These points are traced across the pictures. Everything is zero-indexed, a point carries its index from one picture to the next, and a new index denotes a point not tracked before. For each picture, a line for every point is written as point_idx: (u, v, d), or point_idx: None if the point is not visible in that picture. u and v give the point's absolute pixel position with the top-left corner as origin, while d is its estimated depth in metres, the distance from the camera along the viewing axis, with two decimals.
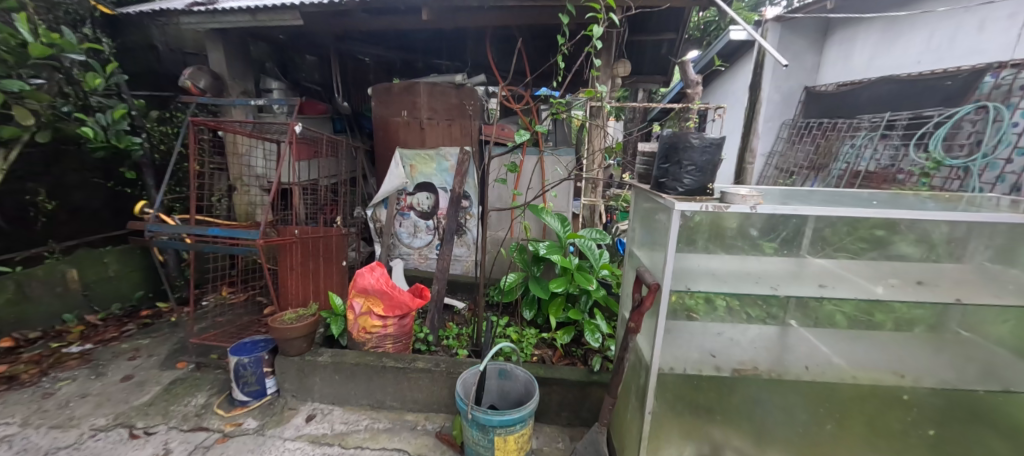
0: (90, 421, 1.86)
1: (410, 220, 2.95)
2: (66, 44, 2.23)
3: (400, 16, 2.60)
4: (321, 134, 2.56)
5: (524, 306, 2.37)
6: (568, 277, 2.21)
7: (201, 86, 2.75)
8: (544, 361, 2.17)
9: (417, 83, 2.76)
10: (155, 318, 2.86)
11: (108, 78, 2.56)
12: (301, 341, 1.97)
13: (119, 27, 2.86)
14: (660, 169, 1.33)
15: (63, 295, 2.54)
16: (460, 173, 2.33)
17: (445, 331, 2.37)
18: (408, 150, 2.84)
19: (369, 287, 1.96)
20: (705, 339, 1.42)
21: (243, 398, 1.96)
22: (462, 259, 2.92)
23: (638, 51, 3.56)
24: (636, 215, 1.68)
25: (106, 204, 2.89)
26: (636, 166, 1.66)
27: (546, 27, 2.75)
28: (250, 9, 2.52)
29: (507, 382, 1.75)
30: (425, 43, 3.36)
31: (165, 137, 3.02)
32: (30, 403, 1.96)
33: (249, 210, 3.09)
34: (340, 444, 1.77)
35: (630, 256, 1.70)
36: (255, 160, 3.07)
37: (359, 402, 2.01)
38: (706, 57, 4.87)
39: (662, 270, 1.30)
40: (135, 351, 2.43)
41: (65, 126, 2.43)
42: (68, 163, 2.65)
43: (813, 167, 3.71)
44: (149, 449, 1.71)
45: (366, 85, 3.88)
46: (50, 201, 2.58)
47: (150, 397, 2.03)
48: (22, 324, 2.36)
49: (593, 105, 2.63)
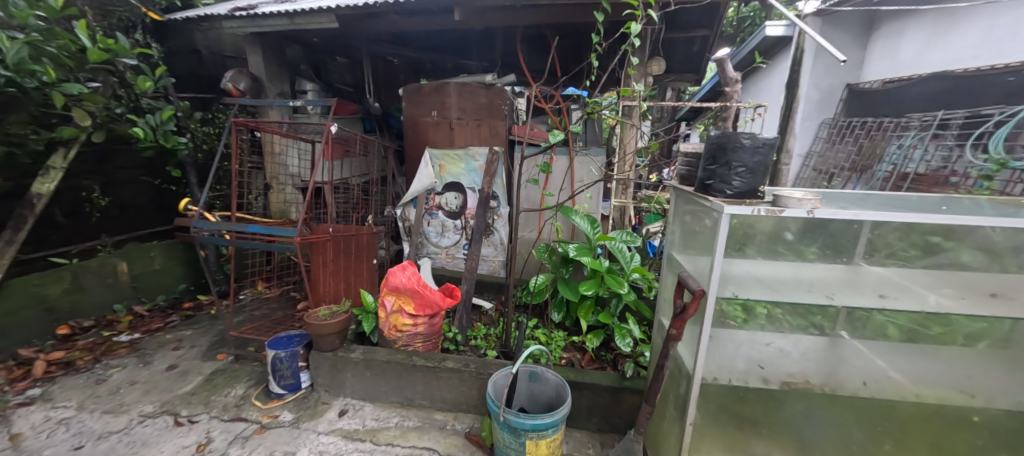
0: (139, 407, 1.96)
1: (438, 219, 2.97)
2: (119, 49, 2.36)
3: (431, 17, 2.62)
4: (355, 133, 2.61)
5: (553, 308, 2.35)
6: (597, 280, 2.18)
7: (241, 87, 2.89)
8: (572, 364, 2.15)
9: (446, 82, 2.77)
10: (196, 310, 2.99)
11: (157, 81, 2.70)
12: (334, 337, 2.02)
13: (167, 32, 3.00)
14: (705, 170, 1.28)
15: (114, 286, 2.69)
16: (489, 172, 2.33)
17: (474, 332, 2.38)
18: (437, 150, 2.86)
19: (401, 285, 2.00)
20: (751, 349, 1.36)
21: (279, 390, 2.01)
22: (489, 259, 2.92)
23: (670, 48, 3.46)
24: (676, 217, 1.62)
25: (153, 200, 3.04)
26: (677, 166, 1.61)
27: (578, 25, 2.71)
28: (288, 12, 2.59)
29: (537, 384, 1.74)
30: (454, 43, 3.37)
31: (208, 138, 3.16)
32: (85, 388, 2.09)
33: (284, 207, 3.18)
34: (372, 440, 1.79)
35: (669, 259, 1.65)
36: (290, 159, 3.16)
37: (390, 399, 2.04)
38: (742, 52, 4.68)
39: (707, 276, 1.26)
40: (178, 342, 2.54)
41: (118, 127, 2.58)
42: (119, 162, 2.80)
43: (855, 169, 3.51)
44: (193, 436, 1.79)
45: (396, 86, 3.93)
46: (103, 197, 2.74)
47: (192, 386, 2.12)
48: (78, 313, 2.52)
49: (626, 105, 2.57)
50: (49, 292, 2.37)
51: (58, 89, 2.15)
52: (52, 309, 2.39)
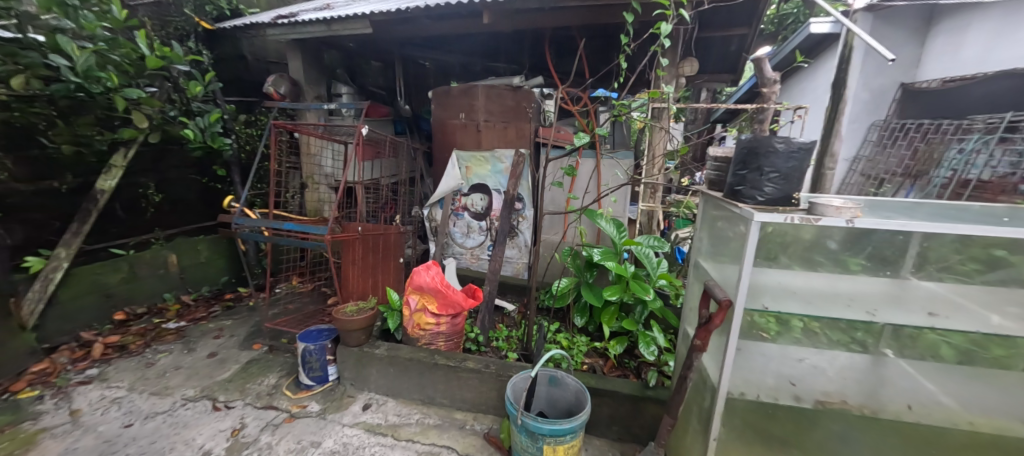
0: (182, 391, 2.09)
1: (464, 220, 3.00)
2: (173, 56, 2.55)
3: (461, 20, 2.67)
4: (385, 135, 2.69)
5: (576, 312, 2.33)
6: (622, 286, 2.14)
7: (281, 91, 3.05)
8: (594, 370, 2.11)
9: (475, 85, 2.80)
10: (236, 301, 3.17)
11: (207, 85, 2.89)
12: (360, 333, 2.08)
13: (217, 40, 3.21)
14: (735, 176, 1.24)
15: (165, 276, 2.90)
16: (515, 174, 2.33)
17: (495, 333, 2.39)
18: (464, 151, 2.90)
19: (425, 285, 2.03)
20: (782, 364, 1.30)
21: (308, 382, 2.10)
22: (513, 261, 2.93)
23: (705, 48, 3.35)
24: (704, 223, 1.57)
25: (201, 197, 3.26)
26: (706, 171, 1.57)
27: (608, 26, 2.67)
28: (326, 19, 2.71)
29: (557, 389, 1.73)
30: (484, 46, 3.40)
31: (251, 139, 3.35)
32: (137, 370, 2.26)
33: (318, 206, 3.32)
34: (393, 435, 1.84)
35: (695, 267, 1.60)
36: (325, 159, 3.30)
37: (412, 396, 2.07)
38: (783, 51, 4.47)
39: (735, 286, 1.21)
40: (219, 331, 2.70)
41: (172, 128, 2.78)
42: (172, 162, 3.02)
43: (909, 174, 3.28)
44: (229, 421, 1.90)
45: (426, 89, 4.01)
46: (156, 193, 2.94)
47: (230, 373, 2.24)
48: (132, 300, 2.73)
49: (656, 107, 2.50)
50: (108, 280, 2.59)
51: (121, 94, 2.36)
52: (110, 296, 2.61)
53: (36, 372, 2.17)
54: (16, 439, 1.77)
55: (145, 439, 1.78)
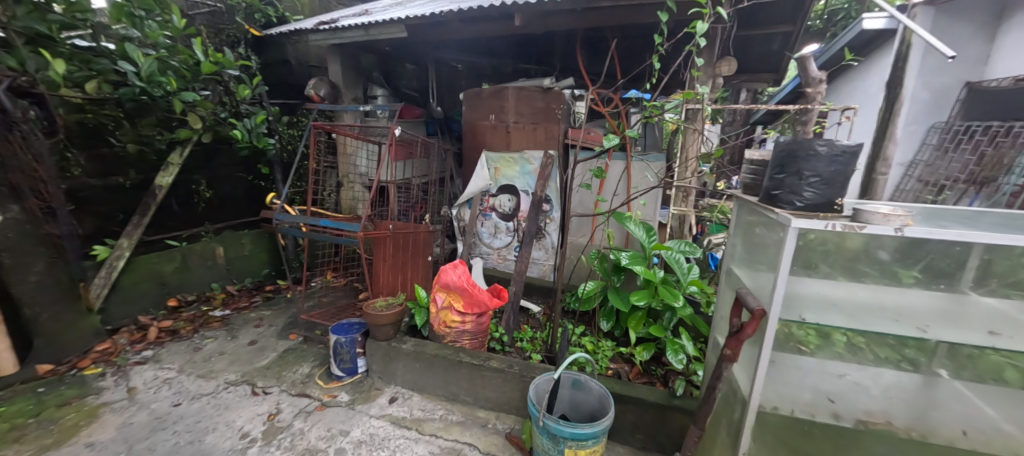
0: (225, 375, 2.24)
1: (491, 220, 3.03)
2: (225, 62, 2.74)
3: (492, 23, 2.70)
4: (416, 136, 2.77)
5: (601, 316, 2.29)
6: (650, 291, 2.09)
7: (321, 94, 3.21)
8: (619, 376, 2.07)
9: (505, 87, 2.82)
10: (275, 292, 3.34)
11: (255, 89, 3.08)
12: (388, 328, 2.15)
13: (264, 46, 3.42)
14: (772, 180, 1.19)
15: (213, 267, 3.11)
16: (543, 176, 2.33)
17: (520, 334, 2.40)
18: (493, 153, 2.92)
19: (452, 283, 2.07)
20: (820, 379, 1.24)
21: (339, 373, 2.18)
22: (540, 262, 2.92)
23: (745, 47, 3.21)
24: (738, 229, 1.52)
25: (246, 194, 3.46)
26: (742, 175, 1.51)
27: (641, 26, 2.62)
28: (364, 24, 2.81)
29: (580, 393, 1.72)
30: (515, 49, 3.42)
31: (292, 139, 3.52)
32: (186, 353, 2.44)
33: (352, 204, 3.46)
34: (417, 429, 1.88)
35: (727, 274, 1.55)
36: (360, 159, 3.42)
37: (436, 392, 2.11)
38: (831, 49, 4.21)
39: (769, 295, 1.16)
40: (259, 320, 2.86)
41: (222, 129, 2.98)
42: (222, 161, 3.24)
43: (973, 181, 3.05)
44: (266, 406, 2.01)
45: (457, 91, 4.07)
46: (206, 189, 3.15)
47: (268, 361, 2.37)
48: (184, 288, 2.94)
49: (690, 108, 2.43)
50: (163, 269, 2.81)
51: (179, 97, 2.56)
52: (165, 284, 2.83)
53: (100, 351, 2.38)
54: (82, 411, 1.95)
55: (191, 419, 1.92)
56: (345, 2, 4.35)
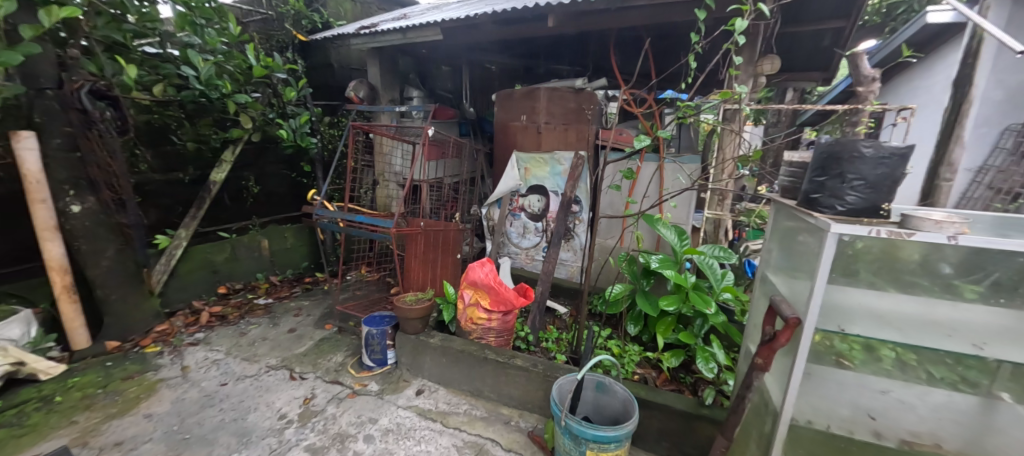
0: (266, 359, 2.38)
1: (520, 220, 3.04)
2: (274, 66, 2.92)
3: (525, 25, 2.72)
4: (449, 136, 2.83)
5: (629, 320, 2.26)
6: (681, 296, 2.04)
7: (360, 95, 3.35)
8: (645, 381, 2.03)
9: (537, 88, 2.83)
10: (313, 284, 3.52)
11: (300, 91, 3.27)
12: (417, 322, 2.22)
13: (309, 51, 3.61)
14: (812, 183, 1.14)
15: (259, 258, 3.32)
16: (573, 177, 2.33)
17: (545, 334, 2.40)
18: (524, 153, 2.94)
19: (479, 281, 2.11)
20: (860, 395, 1.17)
21: (370, 363, 2.27)
22: (568, 264, 2.91)
23: (791, 44, 3.05)
24: (775, 234, 1.45)
25: (290, 190, 3.67)
26: (781, 178, 1.45)
27: (677, 24, 2.55)
28: (402, 28, 2.92)
29: (604, 396, 1.70)
30: (548, 50, 3.42)
31: (333, 138, 3.69)
32: (233, 337, 2.62)
33: (387, 201, 3.59)
34: (441, 422, 1.93)
35: (762, 280, 1.49)
36: (395, 159, 3.54)
37: (461, 387, 2.15)
38: (889, 45, 3.92)
39: (805, 303, 1.12)
40: (298, 309, 3.03)
41: (270, 129, 3.18)
42: (269, 159, 3.45)
43: None
44: (302, 390, 2.13)
45: (490, 92, 4.12)
46: (254, 185, 3.36)
47: (305, 348, 2.51)
48: (233, 277, 3.16)
49: (729, 108, 2.34)
50: (215, 258, 3.03)
51: (233, 99, 2.76)
52: (216, 272, 3.05)
53: (158, 331, 2.60)
54: (142, 385, 2.14)
55: (235, 398, 2.06)
56: (385, 7, 4.52)
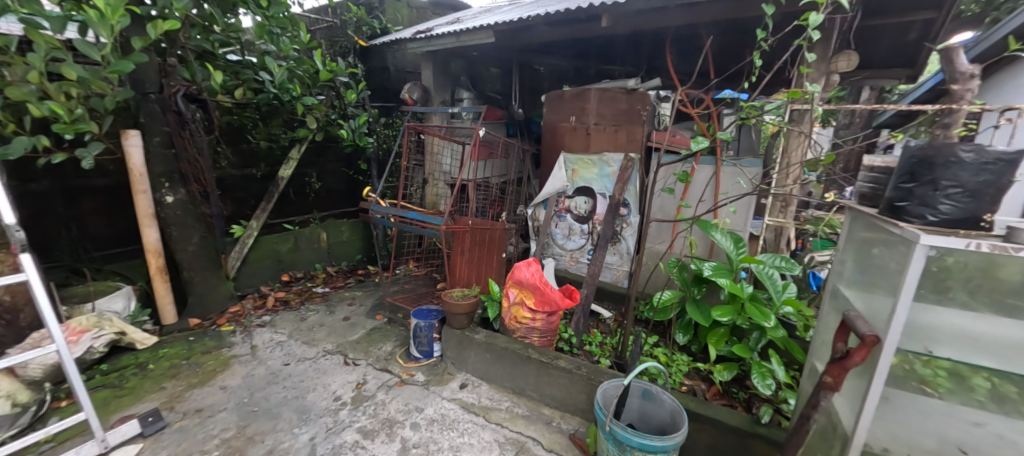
0: (323, 344, 2.56)
1: (566, 222, 3.03)
2: (337, 70, 3.13)
3: (578, 25, 2.70)
4: (498, 136, 2.88)
5: (678, 328, 2.18)
6: (736, 307, 1.94)
7: (414, 97, 3.49)
8: (694, 393, 1.95)
9: (588, 88, 2.80)
10: (365, 276, 3.72)
11: (359, 93, 3.47)
12: (463, 317, 2.28)
13: (369, 55, 3.82)
14: (897, 190, 1.04)
15: (318, 249, 3.56)
16: (622, 179, 2.28)
17: (589, 337, 2.37)
18: (572, 154, 2.93)
19: (525, 280, 2.13)
20: (948, 426, 1.06)
21: (417, 354, 2.37)
22: (613, 267, 2.86)
23: (870, 38, 2.80)
24: (849, 245, 1.34)
25: (347, 187, 3.90)
26: (859, 184, 1.34)
27: (740, 20, 2.42)
28: (456, 32, 3.00)
29: (650, 404, 1.66)
30: (599, 50, 3.38)
31: (388, 138, 3.88)
32: (294, 322, 2.83)
33: (436, 200, 3.72)
34: (484, 416, 1.97)
35: (832, 295, 1.38)
36: (444, 158, 3.66)
37: (504, 384, 2.18)
38: (991, 37, 3.48)
39: (885, 321, 1.03)
40: (352, 299, 3.21)
41: (332, 129, 3.40)
42: (330, 157, 3.70)
43: None
44: (355, 375, 2.26)
45: (538, 93, 4.14)
46: (316, 181, 3.61)
47: (358, 336, 2.66)
48: (295, 266, 3.42)
49: (796, 109, 2.19)
50: (281, 248, 3.30)
51: (301, 101, 2.99)
52: (281, 261, 3.32)
53: (231, 312, 2.87)
54: (218, 360, 2.38)
55: (296, 377, 2.23)
56: (439, 12, 4.68)
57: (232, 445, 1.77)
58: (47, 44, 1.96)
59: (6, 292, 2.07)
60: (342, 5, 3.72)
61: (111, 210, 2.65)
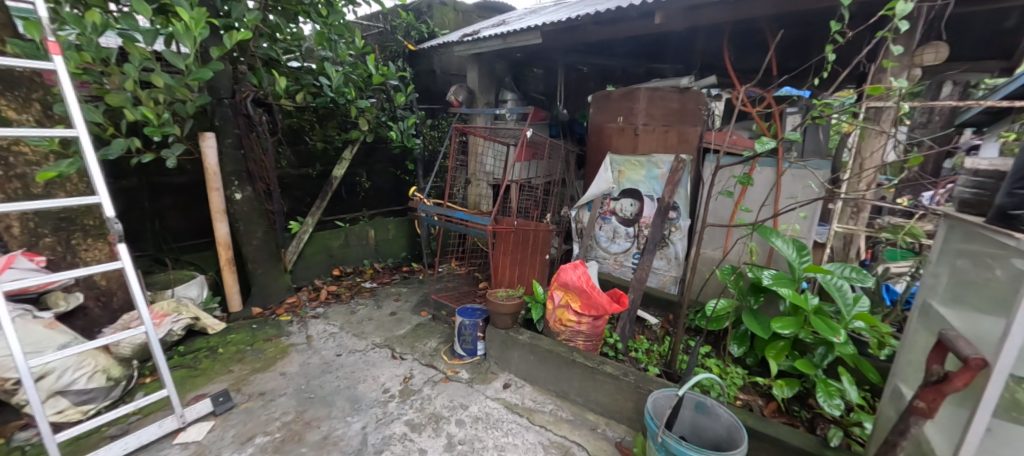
0: (372, 337, 2.66)
1: (610, 224, 2.97)
2: (389, 74, 3.24)
3: (628, 23, 2.64)
4: (543, 137, 2.87)
5: (732, 339, 2.07)
6: (799, 320, 1.81)
7: (460, 99, 3.55)
8: (751, 409, 1.84)
9: (637, 88, 2.73)
10: (410, 272, 3.84)
11: (408, 96, 3.58)
12: (508, 317, 2.29)
13: (417, 59, 3.94)
14: (1011, 196, 0.93)
15: (366, 246, 3.72)
16: (672, 181, 2.20)
17: (635, 344, 2.31)
18: (618, 155, 2.86)
19: (571, 283, 2.11)
20: None
21: (461, 352, 2.41)
22: (660, 272, 2.76)
23: (961, 27, 2.52)
24: (942, 258, 1.22)
25: (393, 186, 4.04)
26: (956, 189, 1.21)
27: (809, 13, 2.27)
28: (503, 34, 3.03)
29: (705, 418, 1.58)
30: (650, 48, 3.29)
31: (433, 139, 3.98)
32: (345, 314, 2.97)
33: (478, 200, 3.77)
34: (527, 417, 1.96)
35: (922, 312, 1.25)
36: (487, 159, 3.70)
37: (547, 386, 2.17)
38: None
39: (995, 344, 0.92)
40: (398, 295, 3.33)
41: (382, 131, 3.54)
42: (379, 158, 3.85)
43: None
44: (402, 368, 2.34)
45: (583, 93, 4.09)
46: (365, 181, 3.77)
47: (404, 331, 2.75)
48: (345, 261, 3.59)
49: (873, 107, 2.01)
50: (333, 244, 3.47)
51: (356, 105, 3.13)
52: (332, 256, 3.49)
53: (289, 303, 3.06)
54: (278, 347, 2.54)
55: (348, 368, 2.34)
56: (485, 15, 4.74)
57: (292, 428, 1.87)
58: (140, 55, 2.16)
59: (103, 278, 2.32)
60: (393, 11, 3.87)
61: (187, 206, 2.90)
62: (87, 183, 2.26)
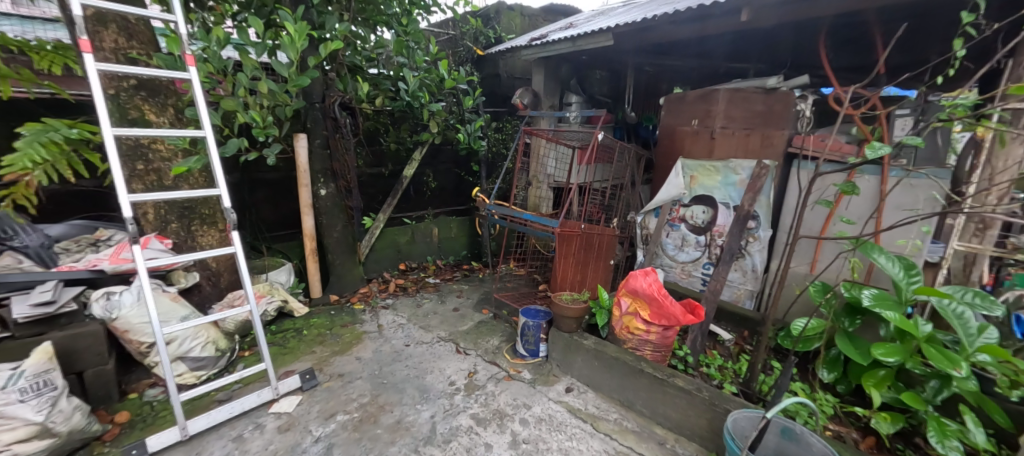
0: (437, 331, 2.77)
1: (679, 232, 2.85)
2: (459, 78, 3.36)
3: (709, 22, 2.52)
4: (612, 140, 2.81)
5: (822, 363, 1.89)
6: (905, 347, 1.61)
7: (525, 102, 3.60)
8: (843, 441, 1.69)
9: (716, 89, 2.59)
10: (470, 270, 3.96)
11: (476, 99, 3.69)
12: (572, 321, 2.28)
13: (484, 63, 4.05)
14: None
15: (430, 243, 3.89)
16: (753, 189, 2.05)
17: (707, 359, 2.19)
18: (691, 160, 2.75)
19: (641, 290, 2.04)
20: None
21: (523, 352, 2.44)
22: (735, 285, 2.61)
23: None
24: None
25: (457, 186, 4.18)
26: None
27: (927, 4, 2.02)
28: (573, 36, 3.02)
29: (793, 445, 1.46)
30: (732, 44, 3.10)
31: (497, 142, 4.06)
32: (411, 307, 3.12)
33: (539, 202, 3.78)
34: (592, 424, 1.94)
35: None
36: (550, 162, 3.71)
37: (611, 394, 2.13)
38: None
39: None
40: (460, 291, 3.44)
41: (450, 133, 3.68)
42: (445, 159, 4.00)
43: None
44: (467, 363, 2.41)
45: (653, 95, 3.95)
46: (432, 180, 3.93)
47: (467, 327, 2.83)
48: (411, 257, 3.78)
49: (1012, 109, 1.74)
50: (401, 240, 3.68)
51: (428, 108, 3.28)
52: (400, 251, 3.70)
53: (361, 292, 3.28)
54: (353, 333, 2.73)
55: (416, 358, 2.46)
56: (551, 18, 4.75)
57: (368, 410, 2.01)
58: (252, 65, 2.44)
59: (214, 261, 2.64)
60: (463, 18, 4.01)
61: (280, 200, 3.22)
62: (205, 177, 2.58)
